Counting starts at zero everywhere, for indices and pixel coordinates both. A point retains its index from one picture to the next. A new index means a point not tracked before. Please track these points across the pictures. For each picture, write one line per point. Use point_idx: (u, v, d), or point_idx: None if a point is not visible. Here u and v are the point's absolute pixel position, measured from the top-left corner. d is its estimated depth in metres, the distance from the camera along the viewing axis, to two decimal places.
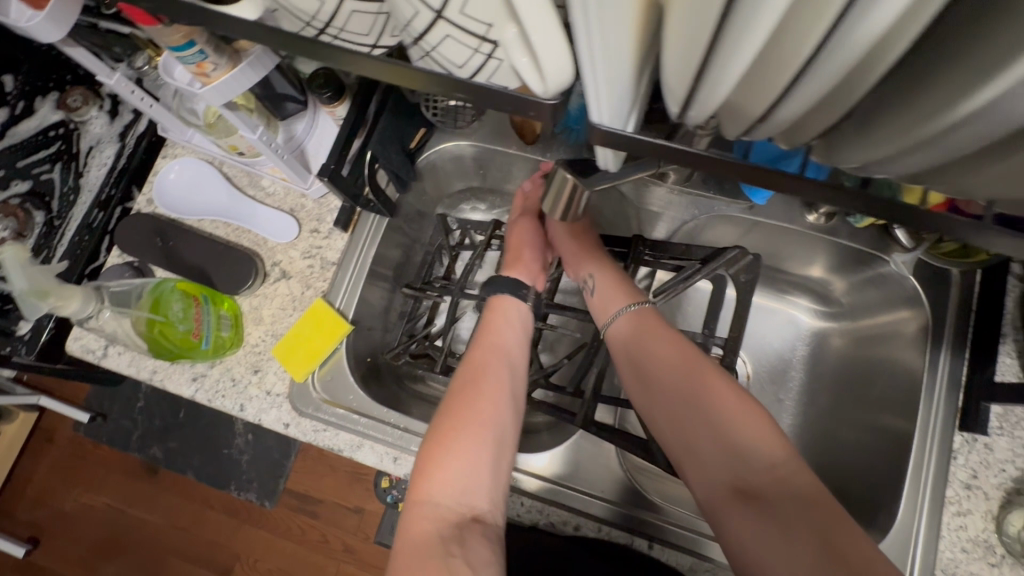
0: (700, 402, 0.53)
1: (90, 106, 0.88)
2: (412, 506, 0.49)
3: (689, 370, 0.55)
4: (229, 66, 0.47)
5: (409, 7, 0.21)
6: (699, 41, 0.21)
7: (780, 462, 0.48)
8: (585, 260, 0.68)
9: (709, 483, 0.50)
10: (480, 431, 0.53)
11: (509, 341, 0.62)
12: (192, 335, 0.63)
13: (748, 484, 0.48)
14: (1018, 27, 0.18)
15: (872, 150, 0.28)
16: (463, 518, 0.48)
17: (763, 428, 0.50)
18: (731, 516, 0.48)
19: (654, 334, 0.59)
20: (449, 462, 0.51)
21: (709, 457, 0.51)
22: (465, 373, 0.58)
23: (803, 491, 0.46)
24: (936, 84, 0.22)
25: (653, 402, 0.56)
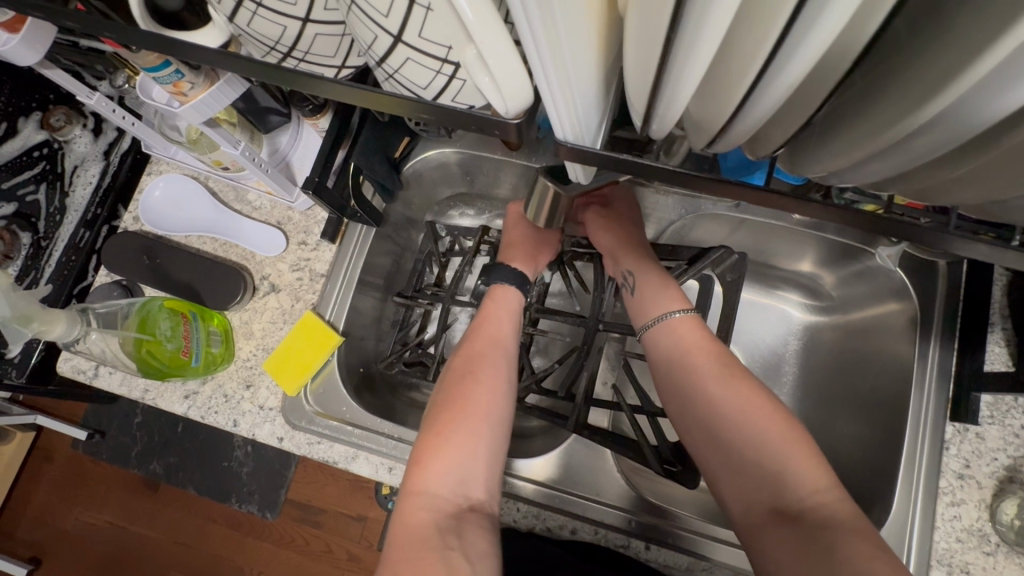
0: (738, 419, 0.51)
1: (73, 125, 0.88)
2: (407, 496, 0.49)
3: (731, 383, 0.53)
4: (206, 85, 0.47)
5: (368, 31, 0.22)
6: (652, 59, 0.21)
7: (824, 487, 0.46)
8: (628, 254, 0.66)
9: (749, 501, 0.48)
10: (477, 422, 0.54)
11: (504, 332, 0.63)
12: (181, 353, 0.62)
13: (789, 505, 0.46)
14: (957, 43, 0.18)
15: (829, 160, 0.28)
16: (460, 509, 0.49)
17: (805, 450, 0.48)
18: (768, 536, 0.46)
19: (694, 346, 0.58)
20: (447, 452, 0.51)
21: (747, 477, 0.49)
22: (462, 364, 0.59)
23: (848, 519, 0.43)
24: (885, 99, 0.23)
25: (687, 413, 0.55)
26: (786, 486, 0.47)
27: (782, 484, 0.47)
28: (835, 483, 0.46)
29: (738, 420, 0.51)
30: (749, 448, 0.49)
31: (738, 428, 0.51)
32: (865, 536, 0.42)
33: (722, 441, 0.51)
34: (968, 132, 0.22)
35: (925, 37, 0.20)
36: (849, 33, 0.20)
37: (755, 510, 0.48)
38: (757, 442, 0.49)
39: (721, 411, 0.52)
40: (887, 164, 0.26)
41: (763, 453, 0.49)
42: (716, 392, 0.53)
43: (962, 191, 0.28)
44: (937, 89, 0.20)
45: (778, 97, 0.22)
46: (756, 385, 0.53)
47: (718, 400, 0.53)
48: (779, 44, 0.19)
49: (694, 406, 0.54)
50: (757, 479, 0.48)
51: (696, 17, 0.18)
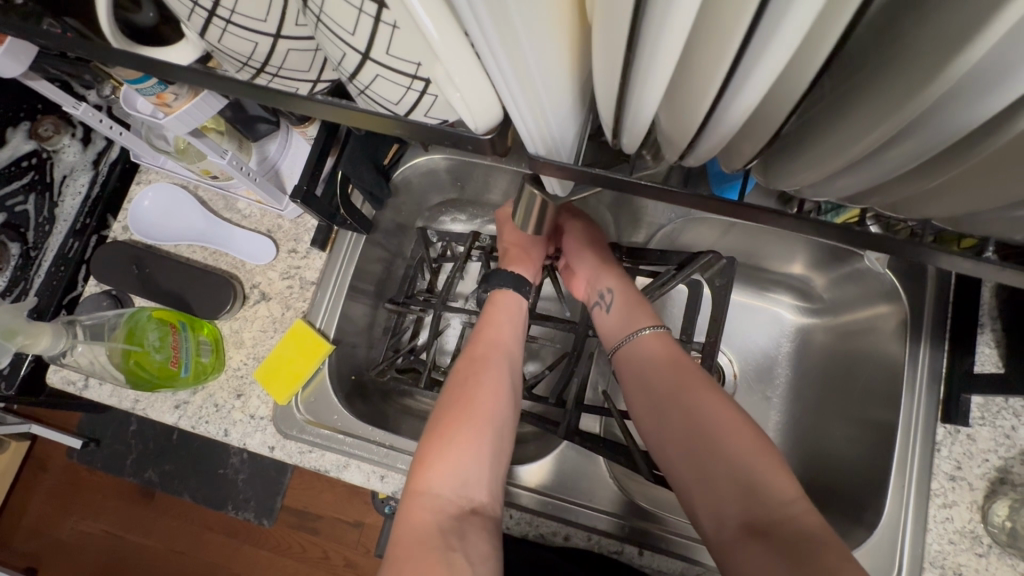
0: (713, 429, 0.51)
1: (62, 134, 0.87)
2: (411, 496, 0.50)
3: (702, 396, 0.53)
4: (190, 95, 0.47)
5: (336, 49, 0.21)
6: (619, 73, 0.21)
7: (792, 500, 0.46)
8: (604, 274, 0.67)
9: (721, 516, 0.48)
10: (479, 425, 0.54)
11: (507, 336, 0.62)
12: (170, 363, 0.62)
13: (760, 519, 0.46)
14: (923, 58, 0.18)
15: (801, 173, 0.28)
16: (463, 511, 0.49)
17: (774, 463, 0.48)
18: (741, 552, 0.45)
19: (664, 361, 0.58)
20: (450, 454, 0.51)
21: (722, 488, 0.48)
22: (464, 367, 0.59)
23: (817, 531, 0.44)
24: (856, 111, 0.23)
25: (661, 423, 0.54)
26: (757, 499, 0.47)
27: (753, 497, 0.47)
28: (802, 496, 0.47)
29: (710, 433, 0.51)
30: (721, 461, 0.49)
31: (710, 442, 0.50)
32: (833, 548, 0.43)
33: (695, 455, 0.51)
34: (939, 143, 0.22)
35: (893, 49, 0.20)
36: (815, 47, 0.20)
37: (727, 525, 0.47)
38: (728, 455, 0.49)
39: (693, 424, 0.52)
40: (860, 176, 0.26)
41: (734, 466, 0.48)
42: (688, 405, 0.53)
43: (937, 202, 0.28)
44: (905, 99, 0.20)
45: (748, 109, 0.22)
46: (724, 398, 0.53)
47: (690, 413, 0.53)
48: (745, 56, 0.19)
49: (666, 420, 0.54)
50: (733, 489, 0.48)
51: (659, 32, 0.18)
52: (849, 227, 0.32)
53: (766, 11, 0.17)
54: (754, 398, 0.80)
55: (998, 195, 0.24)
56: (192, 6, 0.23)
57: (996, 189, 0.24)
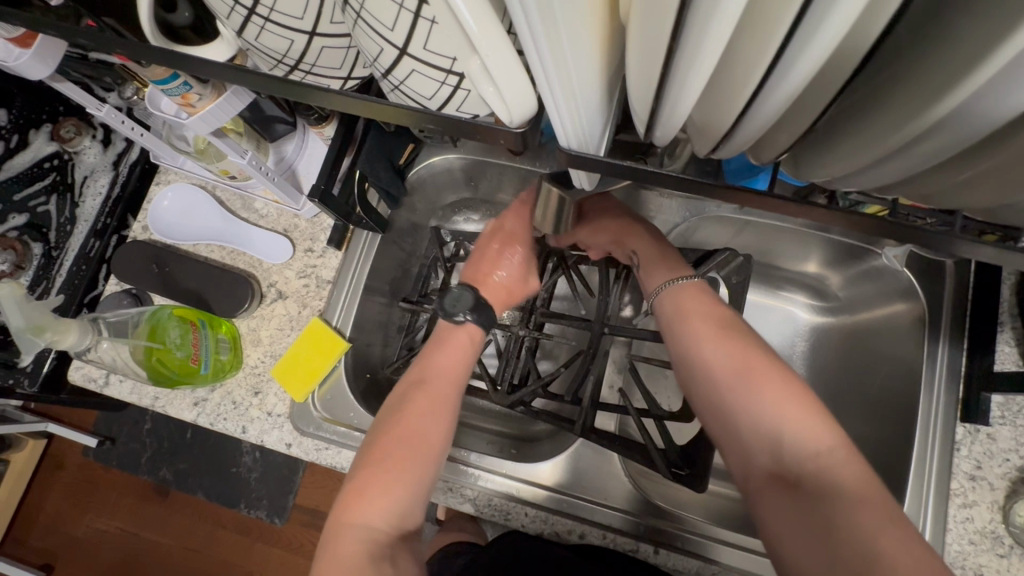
0: (738, 384, 0.50)
1: (83, 136, 0.89)
2: (340, 527, 0.50)
3: (735, 348, 0.52)
4: (214, 95, 0.48)
5: (374, 44, 0.22)
6: (654, 68, 0.21)
7: (826, 449, 0.45)
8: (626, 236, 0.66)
9: (750, 465, 0.49)
10: (418, 459, 0.53)
11: (457, 366, 0.61)
12: (191, 360, 0.63)
13: (791, 469, 0.46)
14: (958, 52, 0.19)
15: (831, 165, 0.28)
16: (393, 540, 0.50)
17: (807, 412, 0.47)
18: (772, 498, 0.47)
19: (698, 311, 0.57)
20: (382, 488, 0.51)
21: (749, 439, 0.49)
22: (411, 396, 0.58)
23: (849, 481, 0.43)
24: (889, 104, 0.23)
25: (691, 377, 0.55)
26: (789, 449, 0.47)
27: (783, 446, 0.47)
28: (838, 444, 0.46)
29: (739, 386, 0.50)
30: (752, 413, 0.49)
31: (739, 393, 0.50)
32: (868, 498, 0.42)
33: (724, 407, 0.51)
34: (973, 135, 0.22)
35: (928, 41, 0.20)
36: (851, 40, 0.20)
37: (756, 472, 0.49)
38: (760, 406, 0.49)
39: (723, 376, 0.52)
40: (890, 168, 0.26)
41: (765, 417, 0.48)
42: (719, 355, 0.53)
43: (966, 195, 0.28)
44: (940, 94, 0.20)
45: (781, 102, 0.22)
46: (755, 347, 0.52)
47: (721, 365, 0.52)
48: (784, 49, 0.19)
49: (698, 370, 0.54)
50: (760, 442, 0.48)
51: (701, 27, 0.18)
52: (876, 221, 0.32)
53: (808, 6, 0.17)
54: None
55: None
56: (233, 4, 0.23)
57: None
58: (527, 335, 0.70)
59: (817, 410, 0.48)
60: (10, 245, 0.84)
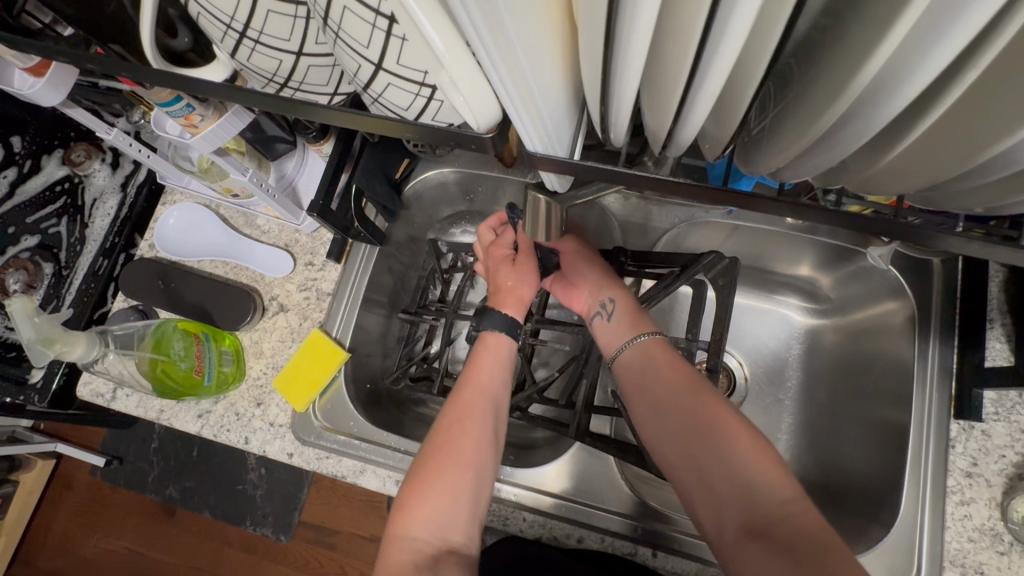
0: (707, 437, 0.52)
1: (93, 160, 0.92)
2: (391, 540, 0.52)
3: (705, 397, 0.54)
4: (216, 116, 0.50)
5: (353, 61, 0.24)
6: (595, 69, 0.23)
7: (791, 499, 0.47)
8: (600, 284, 0.68)
9: (721, 516, 0.49)
10: (457, 473, 0.54)
11: (495, 381, 0.62)
12: (195, 372, 0.65)
13: (760, 518, 0.47)
14: (862, 47, 0.20)
15: (772, 159, 0.30)
16: (440, 551, 0.51)
17: (774, 463, 0.49)
18: (742, 549, 0.47)
19: (663, 364, 0.59)
20: (432, 501, 0.53)
21: (719, 492, 0.50)
22: (450, 412, 0.58)
23: (813, 528, 0.45)
24: (814, 97, 0.24)
25: (656, 430, 0.56)
26: (756, 501, 0.48)
27: (751, 499, 0.48)
28: (800, 495, 0.48)
29: (697, 438, 0.52)
30: (721, 467, 0.50)
31: (705, 446, 0.51)
32: (830, 544, 0.44)
33: (694, 455, 0.52)
34: (879, 128, 0.24)
35: (841, 32, 0.22)
36: (763, 46, 0.22)
37: (728, 526, 0.49)
38: (723, 459, 0.50)
39: (693, 428, 0.53)
40: (823, 157, 0.28)
41: (734, 468, 0.50)
42: (687, 411, 0.54)
43: (903, 180, 0.29)
44: (845, 85, 0.22)
45: (710, 105, 0.24)
46: (716, 399, 0.54)
47: (691, 418, 0.53)
48: (703, 51, 0.21)
49: (665, 425, 0.55)
50: (731, 495, 0.49)
51: (622, 31, 0.20)
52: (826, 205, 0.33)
53: (715, 18, 0.19)
54: (766, 401, 0.80)
55: (952, 166, 0.26)
56: (226, 28, 0.26)
57: (952, 163, 0.26)
58: (522, 341, 0.72)
59: (779, 462, 0.50)
60: (23, 266, 0.88)
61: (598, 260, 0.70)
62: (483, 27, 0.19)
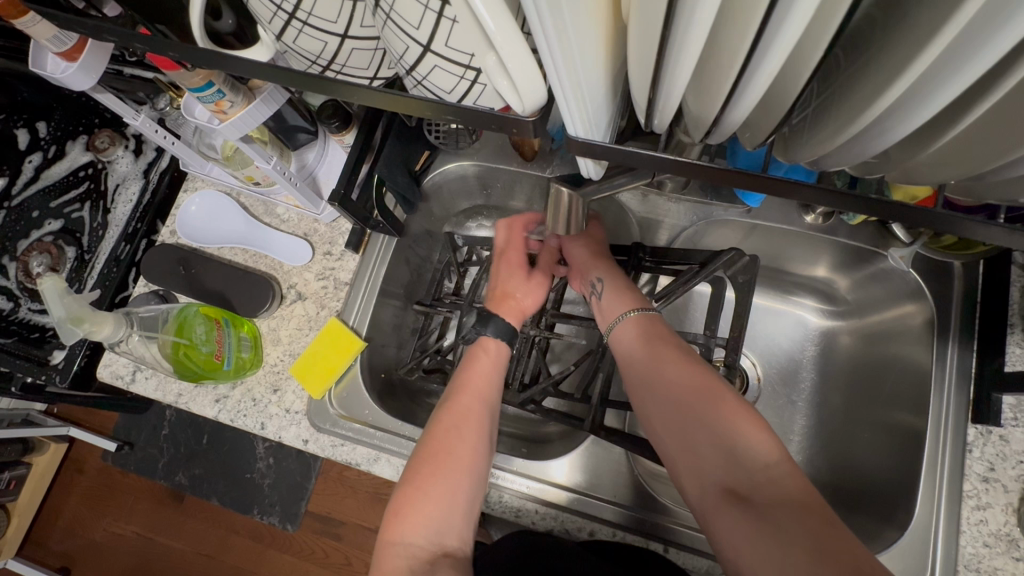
0: (690, 405, 0.53)
1: (116, 146, 0.94)
2: (385, 545, 0.53)
3: (687, 368, 0.55)
4: (244, 103, 0.51)
5: (401, 43, 0.25)
6: (648, 52, 0.23)
7: (774, 462, 0.48)
8: (590, 265, 0.68)
9: (705, 484, 0.50)
10: (455, 481, 0.55)
11: (491, 387, 0.62)
12: (215, 356, 0.66)
13: (741, 485, 0.48)
14: (921, 33, 0.20)
15: (815, 149, 0.30)
16: (435, 557, 0.51)
17: (756, 426, 0.50)
18: (723, 518, 0.48)
19: (649, 335, 0.60)
20: (426, 508, 0.53)
21: (703, 460, 0.51)
22: (447, 418, 0.59)
23: (794, 490, 0.46)
24: (864, 86, 0.24)
25: (642, 400, 0.57)
26: (739, 467, 0.49)
27: (735, 464, 0.49)
28: (784, 457, 0.48)
29: (682, 407, 0.53)
30: (705, 437, 0.51)
31: (690, 415, 0.53)
32: (811, 505, 0.45)
33: (677, 424, 0.53)
34: (927, 119, 0.24)
35: (897, 21, 0.22)
36: (817, 33, 0.22)
37: (711, 493, 0.50)
38: (708, 428, 0.51)
39: (676, 401, 0.54)
40: (866, 147, 0.28)
41: (716, 435, 0.51)
42: (672, 381, 0.55)
43: (944, 173, 0.29)
44: (896, 75, 0.22)
45: (760, 92, 0.24)
46: (700, 366, 0.55)
47: (675, 389, 0.54)
48: (760, 34, 0.21)
49: (650, 396, 0.56)
50: (714, 463, 0.50)
51: (678, 16, 0.20)
52: (859, 197, 0.34)
53: (773, 6, 0.20)
54: (779, 402, 0.80)
55: (994, 157, 0.26)
56: (275, 10, 0.26)
57: (998, 155, 0.25)
58: (538, 334, 0.72)
59: (763, 424, 0.50)
60: (46, 249, 0.89)
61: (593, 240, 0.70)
62: (540, 8, 0.19)
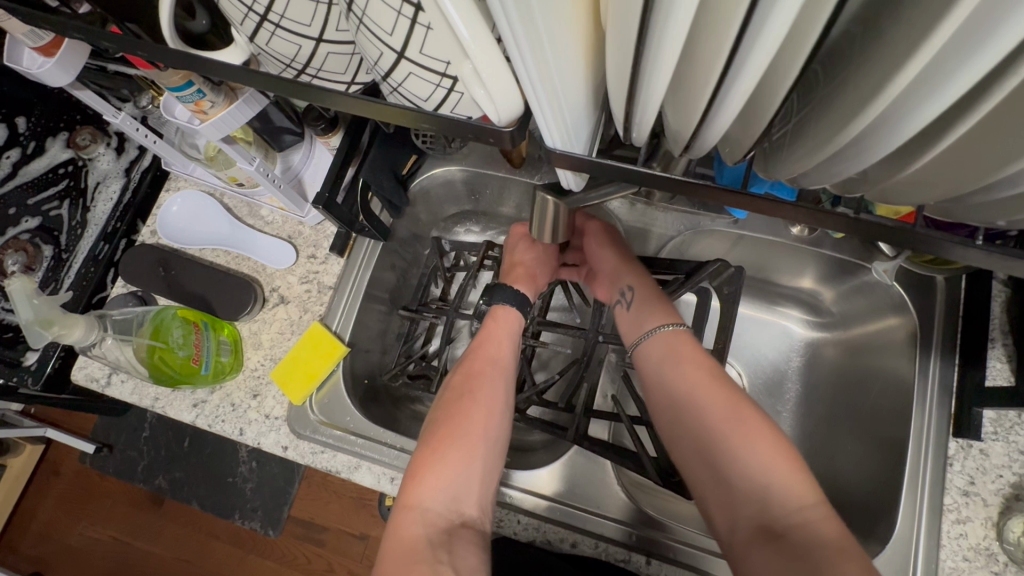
0: (723, 437, 0.53)
1: (98, 144, 0.92)
2: (401, 511, 0.52)
3: (723, 399, 0.55)
4: (226, 104, 0.50)
5: (374, 48, 0.24)
6: (625, 65, 0.23)
7: (810, 504, 0.48)
8: (621, 272, 0.69)
9: (734, 518, 0.50)
10: (472, 443, 0.55)
11: (504, 352, 0.64)
12: (192, 360, 0.64)
13: (773, 523, 0.48)
14: (898, 52, 0.20)
15: (796, 166, 0.30)
16: (452, 524, 0.51)
17: (792, 467, 0.50)
18: (752, 555, 0.48)
19: (683, 362, 0.60)
20: (442, 472, 0.54)
21: (735, 493, 0.51)
22: (462, 382, 0.60)
23: (829, 534, 0.46)
24: (843, 104, 0.24)
25: (673, 427, 0.57)
26: (772, 505, 0.49)
27: (767, 501, 0.49)
28: (820, 499, 0.48)
29: (715, 437, 0.53)
30: (738, 470, 0.51)
31: (724, 445, 0.53)
32: (845, 550, 0.45)
33: (709, 453, 0.53)
34: (905, 139, 0.23)
35: (873, 40, 0.22)
36: (795, 50, 0.21)
37: (740, 527, 0.50)
38: (742, 462, 0.51)
39: (710, 431, 0.54)
40: (846, 166, 0.28)
41: (748, 470, 0.51)
42: (707, 409, 0.55)
43: (925, 191, 0.29)
44: (878, 92, 0.22)
45: (738, 108, 0.24)
46: (736, 398, 0.55)
47: (708, 419, 0.55)
48: (738, 48, 0.21)
49: (682, 423, 0.56)
50: (746, 498, 0.50)
51: (654, 29, 0.20)
52: (840, 214, 0.34)
53: (747, 23, 0.19)
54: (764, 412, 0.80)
55: (973, 178, 0.26)
56: (247, 11, 0.26)
57: (977, 176, 0.25)
58: (523, 342, 0.72)
59: (798, 464, 0.50)
60: (22, 247, 0.86)
61: (621, 246, 0.71)
62: (514, 19, 0.19)
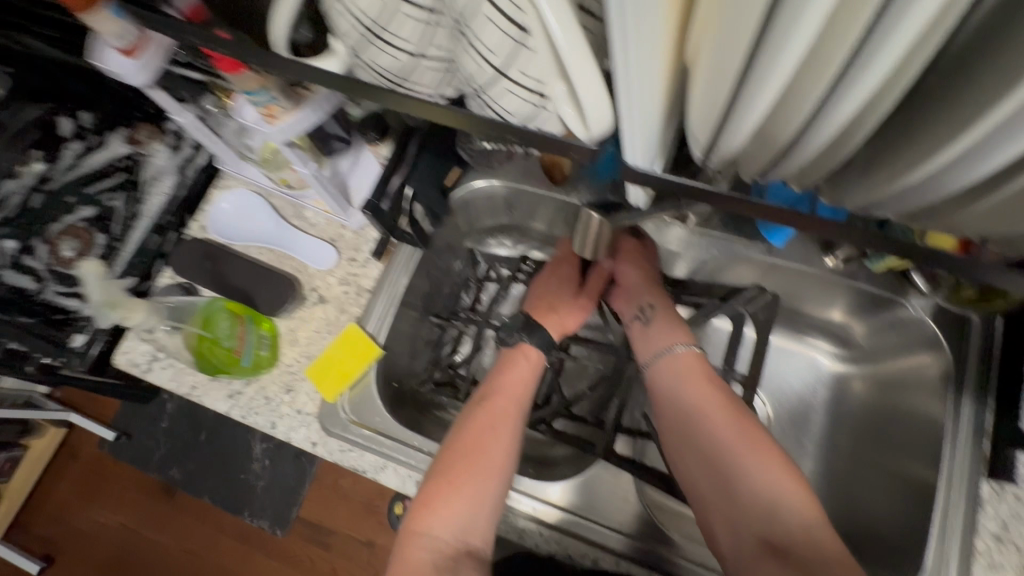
0: (734, 457, 0.54)
1: (155, 139, 0.94)
2: (411, 535, 0.55)
3: (736, 420, 0.56)
4: (294, 108, 0.53)
5: (479, 68, 0.27)
6: (728, 88, 0.25)
7: (810, 523, 0.50)
8: (642, 291, 0.67)
9: (738, 533, 0.53)
10: (487, 481, 0.56)
11: (525, 388, 0.62)
12: (235, 351, 0.71)
13: (775, 538, 0.51)
14: (990, 92, 0.22)
15: (872, 190, 0.32)
16: (460, 553, 0.54)
17: (796, 488, 0.52)
18: (755, 568, 0.50)
19: (698, 380, 0.60)
20: (454, 504, 0.55)
21: (740, 510, 0.53)
22: (483, 418, 0.59)
23: (827, 552, 0.48)
24: (926, 136, 0.26)
25: (684, 443, 0.58)
26: (775, 523, 0.51)
27: (771, 519, 0.51)
28: (819, 517, 0.51)
29: (725, 457, 0.55)
30: (744, 489, 0.53)
31: (733, 465, 0.54)
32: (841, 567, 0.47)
33: (718, 470, 0.55)
34: (984, 173, 0.25)
35: (959, 81, 0.23)
36: (890, 85, 0.23)
37: (743, 541, 0.52)
38: (749, 482, 0.53)
39: (721, 451, 0.55)
40: (919, 195, 0.29)
41: (754, 489, 0.53)
42: (720, 428, 0.56)
43: (987, 225, 0.30)
44: (966, 128, 0.23)
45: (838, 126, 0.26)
46: (747, 419, 0.56)
47: (719, 438, 0.56)
48: (846, 74, 0.22)
49: (695, 440, 0.57)
50: (751, 514, 0.52)
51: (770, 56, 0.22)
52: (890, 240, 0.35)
53: (856, 55, 0.21)
54: (786, 442, 0.80)
55: None
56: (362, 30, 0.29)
57: None
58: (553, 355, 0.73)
59: (802, 485, 0.53)
60: None
61: (647, 264, 0.69)
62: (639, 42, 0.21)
